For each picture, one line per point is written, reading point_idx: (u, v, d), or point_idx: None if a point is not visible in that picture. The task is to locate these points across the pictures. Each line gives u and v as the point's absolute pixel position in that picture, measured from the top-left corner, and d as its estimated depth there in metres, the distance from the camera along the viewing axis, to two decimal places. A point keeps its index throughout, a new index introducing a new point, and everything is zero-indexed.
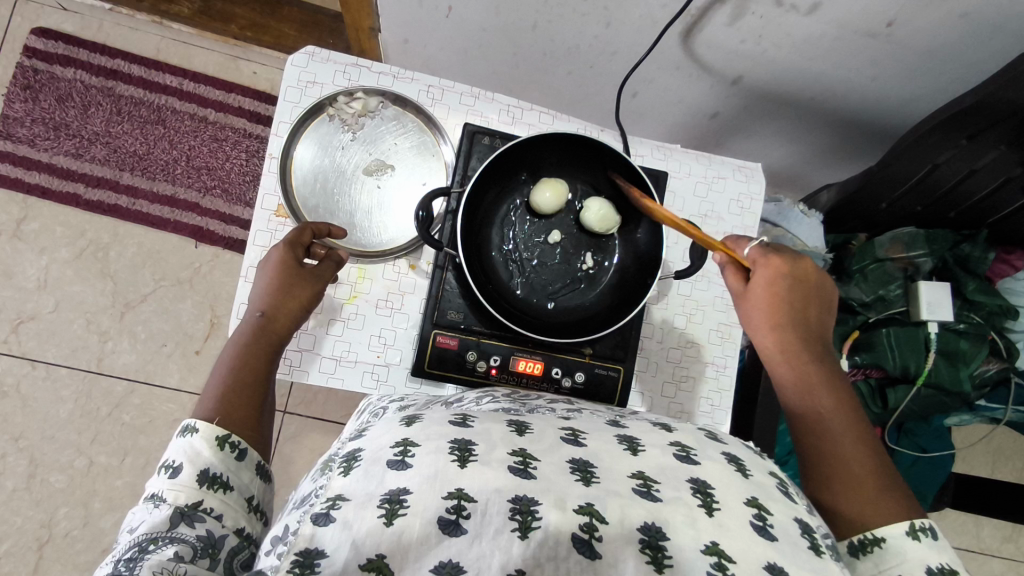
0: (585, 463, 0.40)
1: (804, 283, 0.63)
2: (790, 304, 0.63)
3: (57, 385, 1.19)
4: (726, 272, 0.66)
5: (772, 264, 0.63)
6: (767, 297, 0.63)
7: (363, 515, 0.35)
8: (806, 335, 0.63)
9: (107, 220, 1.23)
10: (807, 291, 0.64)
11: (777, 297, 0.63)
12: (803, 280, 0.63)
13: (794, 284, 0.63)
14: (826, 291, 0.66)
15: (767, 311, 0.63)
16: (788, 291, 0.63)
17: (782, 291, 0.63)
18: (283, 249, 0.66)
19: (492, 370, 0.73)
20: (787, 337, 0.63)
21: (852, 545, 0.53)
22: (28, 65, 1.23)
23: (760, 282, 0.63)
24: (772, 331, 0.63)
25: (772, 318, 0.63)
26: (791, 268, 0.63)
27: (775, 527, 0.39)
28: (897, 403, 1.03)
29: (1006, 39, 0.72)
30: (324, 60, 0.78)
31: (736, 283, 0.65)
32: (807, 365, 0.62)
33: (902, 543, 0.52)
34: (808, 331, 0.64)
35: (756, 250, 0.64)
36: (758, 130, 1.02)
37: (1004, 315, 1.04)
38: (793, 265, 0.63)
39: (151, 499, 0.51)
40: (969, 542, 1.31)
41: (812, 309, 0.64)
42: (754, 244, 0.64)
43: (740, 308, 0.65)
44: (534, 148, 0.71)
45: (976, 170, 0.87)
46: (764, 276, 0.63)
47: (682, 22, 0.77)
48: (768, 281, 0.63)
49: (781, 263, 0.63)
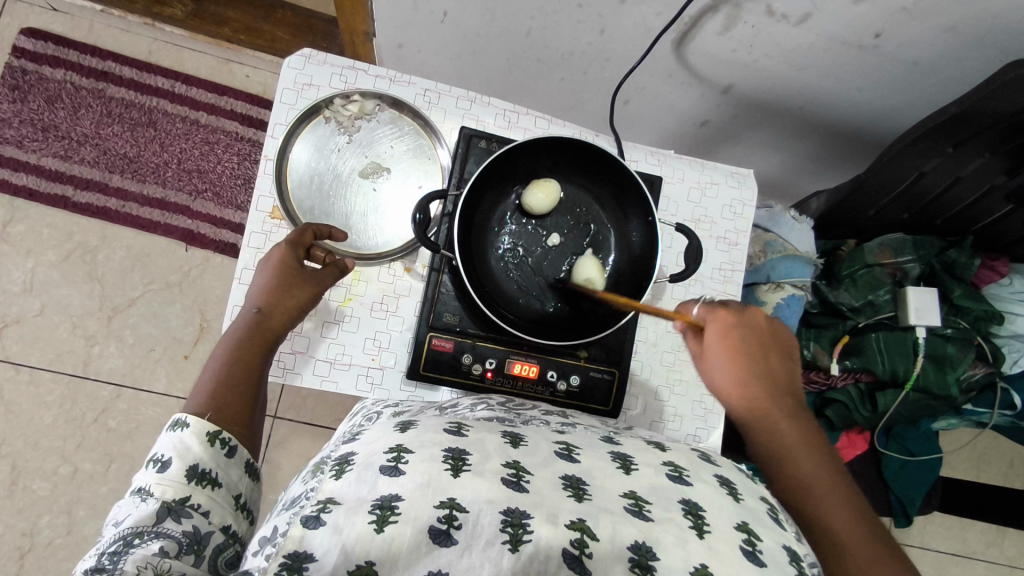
0: (577, 480, 0.40)
1: (759, 334, 0.61)
2: (750, 357, 0.59)
3: (42, 391, 1.18)
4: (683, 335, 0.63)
5: (721, 317, 0.61)
6: (726, 351, 0.60)
7: (354, 520, 0.34)
8: (778, 388, 0.59)
9: (95, 223, 1.22)
10: (765, 344, 0.60)
11: (736, 348, 0.59)
12: (758, 331, 0.61)
13: (751, 335, 0.60)
14: (786, 340, 0.62)
15: (728, 363, 0.59)
16: (745, 343, 0.60)
17: (739, 342, 0.60)
18: (283, 249, 0.66)
19: (488, 373, 0.73)
20: (754, 393, 0.58)
21: None
22: (17, 65, 1.22)
23: (712, 338, 0.60)
24: (737, 380, 0.59)
25: (734, 372, 0.59)
26: (743, 320, 0.61)
27: (764, 552, 0.39)
28: (885, 407, 1.05)
29: (992, 51, 0.72)
30: (321, 63, 0.78)
31: (696, 345, 0.62)
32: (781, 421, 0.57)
33: None
34: (775, 383, 0.59)
35: (705, 307, 0.62)
36: (750, 137, 1.02)
37: (988, 321, 1.05)
38: (743, 316, 0.61)
39: (137, 493, 0.50)
40: (954, 546, 1.32)
41: (773, 360, 0.60)
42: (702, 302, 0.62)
43: (702, 371, 0.62)
44: (529, 153, 0.72)
45: (961, 177, 0.88)
46: (716, 329, 0.60)
47: (675, 31, 0.77)
48: (722, 335, 0.60)
49: (732, 312, 0.61)
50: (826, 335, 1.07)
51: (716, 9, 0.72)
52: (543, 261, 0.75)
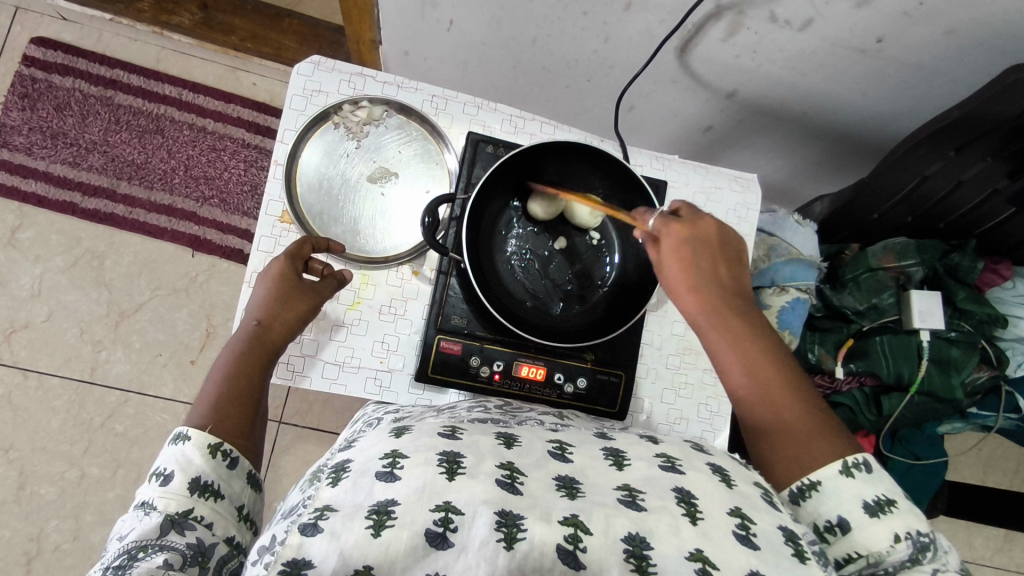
0: (570, 481, 0.41)
1: (707, 238, 0.65)
2: (700, 260, 0.64)
3: (50, 396, 1.19)
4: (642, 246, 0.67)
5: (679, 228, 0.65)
6: (680, 258, 0.64)
7: (350, 526, 0.35)
8: (726, 287, 0.64)
9: (103, 229, 1.23)
10: (714, 249, 0.65)
11: (689, 256, 0.64)
12: (705, 236, 0.65)
13: (701, 242, 0.65)
14: (733, 241, 0.67)
15: (683, 272, 0.64)
16: (694, 249, 0.64)
17: (690, 249, 0.64)
18: (282, 262, 0.67)
19: (495, 375, 0.73)
20: (705, 294, 0.63)
21: (792, 494, 0.55)
22: (27, 74, 1.24)
23: (667, 248, 0.65)
24: (693, 289, 0.63)
25: (689, 276, 0.64)
26: (692, 227, 0.65)
27: (759, 535, 0.39)
28: (891, 410, 1.05)
29: (993, 56, 0.73)
30: (330, 69, 0.79)
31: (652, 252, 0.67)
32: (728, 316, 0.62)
33: (838, 483, 0.54)
34: (722, 282, 0.64)
35: (662, 217, 0.66)
36: (753, 143, 1.03)
37: (993, 324, 1.05)
38: (695, 225, 0.65)
39: (141, 506, 0.51)
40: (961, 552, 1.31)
41: (721, 262, 0.65)
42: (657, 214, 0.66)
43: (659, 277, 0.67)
44: (535, 157, 0.72)
45: (964, 181, 0.88)
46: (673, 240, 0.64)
47: (678, 38, 0.78)
48: (676, 243, 0.64)
49: (688, 222, 0.65)
50: (831, 338, 1.06)
51: (719, 16, 0.73)
52: (551, 263, 0.75)
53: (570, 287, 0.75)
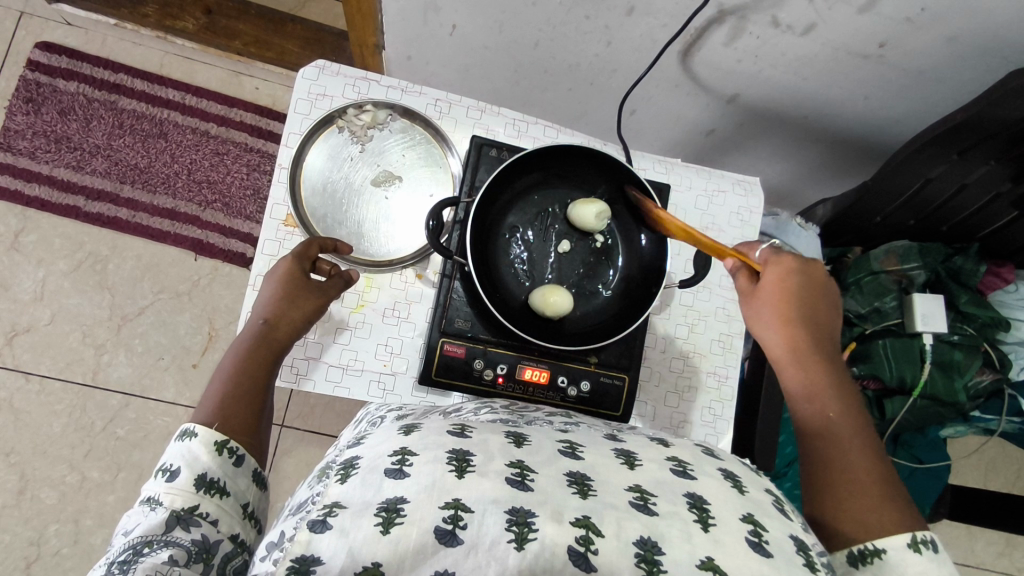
0: (583, 477, 0.41)
1: (815, 286, 0.64)
2: (802, 302, 0.63)
3: (51, 400, 1.19)
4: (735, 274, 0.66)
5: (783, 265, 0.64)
6: (781, 293, 0.63)
7: (360, 523, 0.35)
8: (820, 338, 0.63)
9: (106, 232, 1.24)
10: (817, 300, 0.64)
11: (791, 296, 0.63)
12: (814, 282, 0.64)
13: (807, 287, 0.64)
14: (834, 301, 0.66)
15: (780, 309, 0.63)
16: (800, 289, 0.64)
17: (796, 289, 0.63)
18: (289, 262, 0.67)
19: (499, 379, 0.73)
20: (800, 333, 0.62)
21: (852, 554, 0.51)
22: (31, 78, 1.25)
23: (771, 279, 0.64)
24: (787, 327, 0.62)
25: (786, 312, 0.63)
26: (805, 270, 0.64)
27: (770, 543, 0.39)
28: (894, 413, 1.05)
29: (995, 61, 0.73)
30: (334, 74, 0.79)
31: (746, 282, 0.65)
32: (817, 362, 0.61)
33: (905, 556, 0.50)
34: (818, 330, 0.63)
35: (767, 253, 0.65)
36: (755, 147, 1.03)
37: (995, 327, 1.05)
38: (804, 270, 0.64)
39: (147, 502, 0.51)
40: (964, 556, 1.31)
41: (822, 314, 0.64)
42: (767, 247, 0.66)
43: (748, 307, 0.65)
44: (538, 161, 0.72)
45: (966, 185, 0.88)
46: (775, 275, 0.64)
47: (681, 42, 0.78)
48: (784, 278, 0.63)
49: (794, 264, 0.64)
50: None
51: (722, 21, 0.73)
52: (556, 267, 0.75)
53: (574, 291, 0.75)
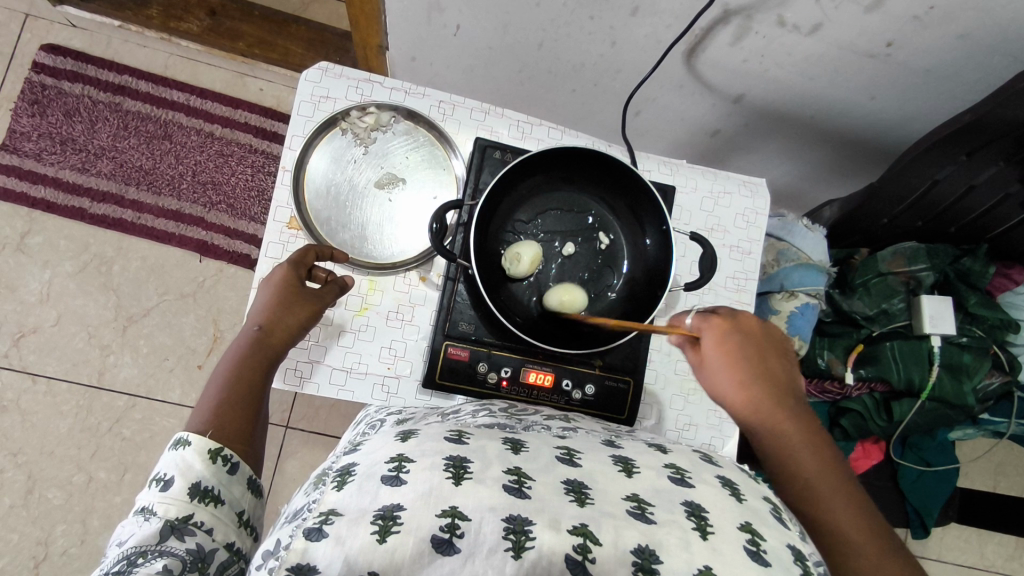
0: (580, 485, 0.41)
1: (754, 335, 0.61)
2: (749, 361, 0.59)
3: (57, 400, 1.19)
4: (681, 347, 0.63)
5: (717, 329, 0.60)
6: (725, 364, 0.59)
7: (356, 531, 0.35)
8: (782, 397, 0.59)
9: (111, 234, 1.24)
10: (764, 354, 0.60)
11: (735, 360, 0.59)
12: (753, 334, 0.61)
13: (748, 346, 0.60)
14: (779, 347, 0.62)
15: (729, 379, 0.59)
16: (742, 349, 0.60)
17: (736, 348, 0.60)
18: (286, 267, 0.67)
19: (503, 382, 0.73)
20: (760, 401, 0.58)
21: None
22: (37, 80, 1.25)
23: (709, 346, 0.60)
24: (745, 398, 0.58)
25: (734, 377, 0.59)
26: (738, 326, 0.61)
27: (769, 552, 0.39)
28: (902, 416, 1.04)
29: (1004, 59, 0.72)
30: (337, 76, 0.79)
31: (693, 356, 0.63)
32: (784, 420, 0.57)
33: None
34: (775, 383, 0.59)
35: (698, 319, 0.62)
36: (761, 147, 1.02)
37: (1005, 329, 1.04)
38: (737, 327, 0.61)
39: (141, 512, 0.51)
40: (972, 559, 1.30)
41: (777, 368, 0.60)
42: (694, 313, 0.63)
43: (703, 381, 0.62)
44: (541, 164, 0.72)
45: (975, 186, 0.87)
46: (713, 344, 0.60)
47: (685, 42, 0.78)
48: (720, 345, 0.60)
49: (727, 324, 0.61)
50: (840, 344, 1.06)
51: (727, 21, 0.73)
52: (560, 269, 0.75)
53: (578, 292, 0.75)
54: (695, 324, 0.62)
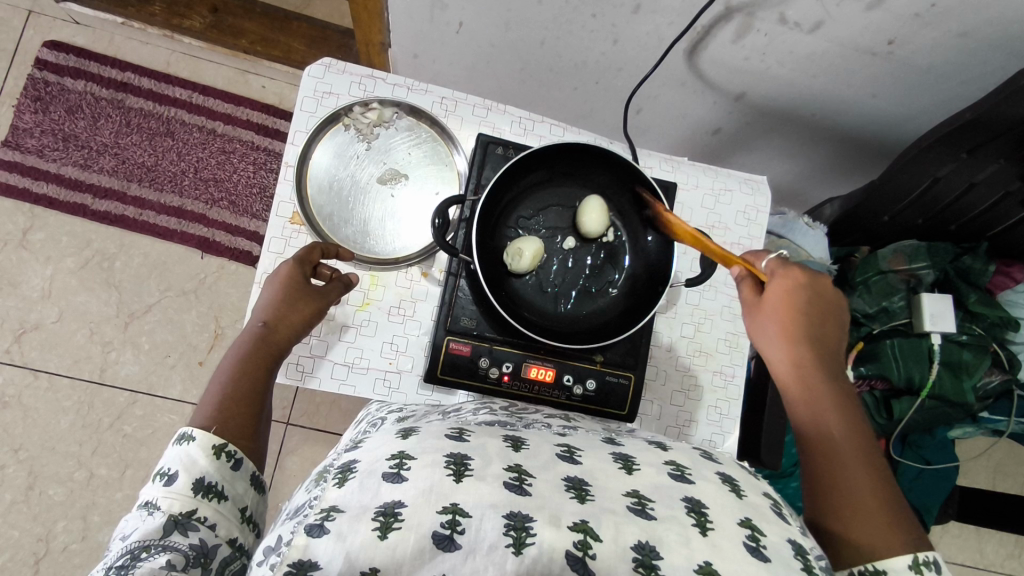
0: (580, 482, 0.41)
1: (822, 298, 0.64)
2: (807, 315, 0.63)
3: (58, 396, 1.20)
4: (742, 284, 0.66)
5: (791, 277, 0.64)
6: (783, 308, 0.63)
7: (357, 527, 0.35)
8: (823, 353, 0.62)
9: (113, 230, 1.24)
10: (822, 313, 0.64)
11: (796, 307, 0.63)
12: (821, 296, 0.64)
13: (812, 300, 0.63)
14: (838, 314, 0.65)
15: (782, 321, 0.63)
16: (805, 303, 0.63)
17: (801, 301, 0.63)
18: (291, 265, 0.67)
19: (504, 377, 0.73)
20: (802, 349, 0.62)
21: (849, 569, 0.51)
22: (39, 77, 1.26)
23: (777, 288, 0.63)
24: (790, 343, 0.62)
25: (786, 321, 0.62)
26: (811, 282, 0.64)
27: (769, 548, 0.39)
28: (902, 414, 1.03)
29: (1006, 57, 0.72)
30: (341, 71, 0.79)
31: (751, 295, 0.65)
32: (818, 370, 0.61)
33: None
34: (822, 341, 0.63)
35: (775, 263, 0.65)
36: (762, 145, 1.02)
37: (1004, 327, 1.03)
38: (811, 282, 0.64)
39: (145, 506, 0.52)
40: (971, 558, 1.30)
41: (828, 330, 0.64)
42: (773, 258, 0.66)
43: (752, 319, 0.65)
44: (544, 159, 0.72)
45: (976, 183, 0.87)
46: (781, 287, 0.63)
47: (687, 40, 0.78)
48: (787, 290, 0.63)
49: (802, 276, 0.64)
50: None
51: (729, 18, 0.73)
52: (562, 264, 0.75)
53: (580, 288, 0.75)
54: (770, 267, 0.65)
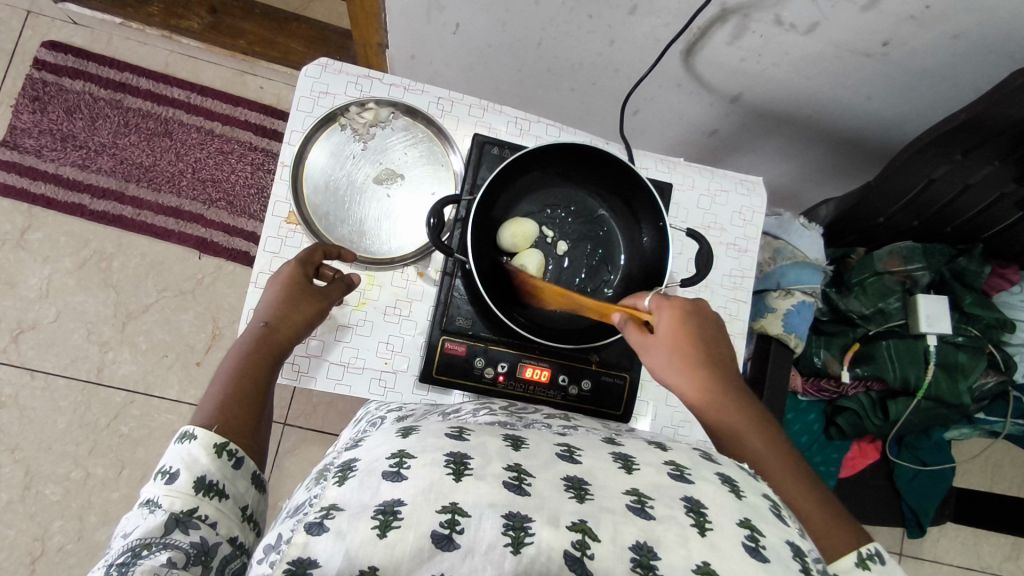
0: (579, 481, 0.41)
1: (707, 323, 0.63)
2: (698, 347, 0.61)
3: (56, 396, 1.19)
4: (627, 328, 0.63)
5: (673, 309, 0.62)
6: (674, 342, 0.61)
7: (357, 526, 0.35)
8: (725, 377, 0.60)
9: (111, 231, 1.24)
10: (712, 337, 0.62)
11: (685, 338, 0.61)
12: (705, 321, 0.62)
13: (699, 327, 0.62)
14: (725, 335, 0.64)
15: (677, 356, 0.60)
16: (693, 334, 0.61)
17: (689, 332, 0.61)
18: (294, 266, 0.68)
19: (500, 376, 0.73)
20: (706, 384, 0.59)
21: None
22: (38, 77, 1.26)
23: (664, 325, 0.62)
24: (691, 376, 0.60)
25: (681, 356, 0.60)
26: (692, 309, 0.62)
27: (767, 549, 0.39)
28: (898, 416, 1.04)
29: (1000, 59, 0.73)
30: (337, 71, 0.79)
31: (640, 336, 0.62)
32: (726, 396, 0.59)
33: None
34: (720, 368, 0.61)
35: (656, 300, 0.64)
36: (758, 147, 1.03)
37: (999, 329, 1.05)
38: (693, 309, 0.63)
39: (146, 503, 0.52)
40: (968, 559, 1.31)
41: (722, 351, 0.62)
42: (653, 295, 0.64)
43: (651, 363, 0.62)
44: (537, 161, 0.72)
45: (971, 184, 0.87)
46: (667, 320, 0.62)
47: (683, 41, 0.78)
48: (672, 324, 0.61)
49: (682, 306, 0.62)
50: (837, 343, 1.06)
51: (725, 19, 0.73)
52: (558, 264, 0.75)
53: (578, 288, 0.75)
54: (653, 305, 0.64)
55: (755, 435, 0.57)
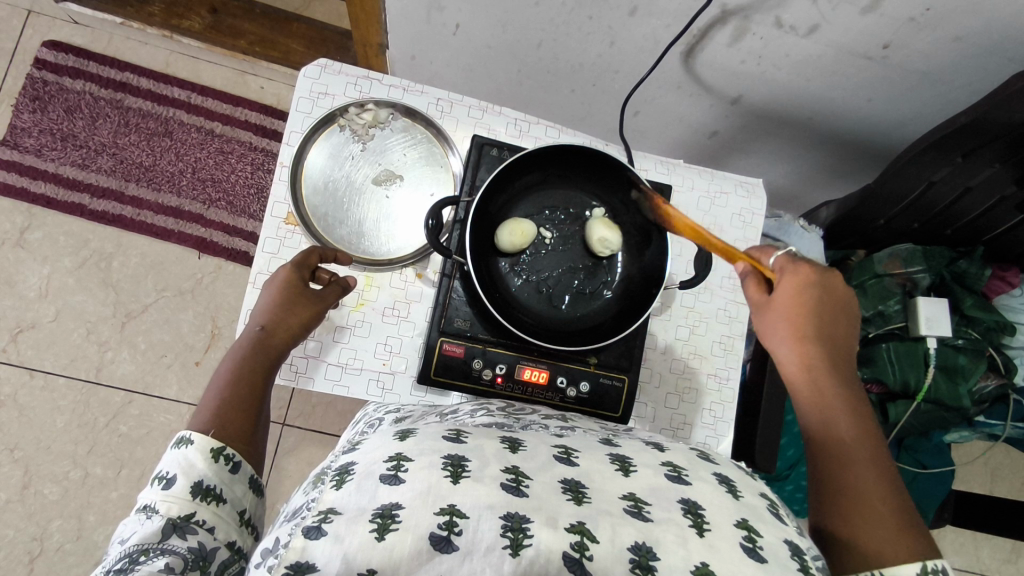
0: (577, 485, 0.41)
1: (832, 294, 0.62)
2: (817, 315, 0.61)
3: (55, 396, 1.19)
4: (747, 281, 0.65)
5: (798, 274, 0.62)
6: (790, 305, 0.61)
7: (355, 529, 0.35)
8: (832, 353, 0.61)
9: (111, 230, 1.24)
10: (832, 309, 0.62)
11: (802, 304, 0.61)
12: (830, 292, 0.62)
13: (820, 296, 0.62)
14: (849, 312, 0.63)
15: (790, 319, 0.61)
16: (815, 302, 0.61)
17: (808, 300, 0.61)
18: (289, 269, 0.67)
19: (497, 378, 0.73)
20: (813, 349, 0.60)
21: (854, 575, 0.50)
22: (38, 76, 1.26)
23: (783, 286, 0.62)
24: (797, 342, 0.61)
25: (792, 320, 0.61)
26: (819, 279, 0.62)
27: (765, 549, 0.39)
28: (897, 417, 1.04)
29: (1000, 61, 0.73)
30: (336, 72, 0.79)
31: (757, 293, 0.64)
32: (827, 370, 0.60)
33: None
34: (831, 339, 0.61)
35: (781, 260, 0.63)
36: (758, 149, 1.03)
37: (999, 331, 1.05)
38: (819, 277, 0.62)
39: (143, 510, 0.51)
40: (967, 562, 1.30)
41: (837, 326, 0.62)
42: (780, 254, 0.64)
43: (761, 318, 0.64)
44: (536, 162, 0.72)
45: (971, 187, 0.87)
46: (789, 283, 0.62)
47: (683, 43, 0.78)
48: (792, 288, 0.61)
49: (809, 273, 0.62)
50: None
51: (725, 21, 0.73)
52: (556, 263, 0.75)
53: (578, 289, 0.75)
54: (776, 263, 0.64)
55: (845, 412, 0.58)
